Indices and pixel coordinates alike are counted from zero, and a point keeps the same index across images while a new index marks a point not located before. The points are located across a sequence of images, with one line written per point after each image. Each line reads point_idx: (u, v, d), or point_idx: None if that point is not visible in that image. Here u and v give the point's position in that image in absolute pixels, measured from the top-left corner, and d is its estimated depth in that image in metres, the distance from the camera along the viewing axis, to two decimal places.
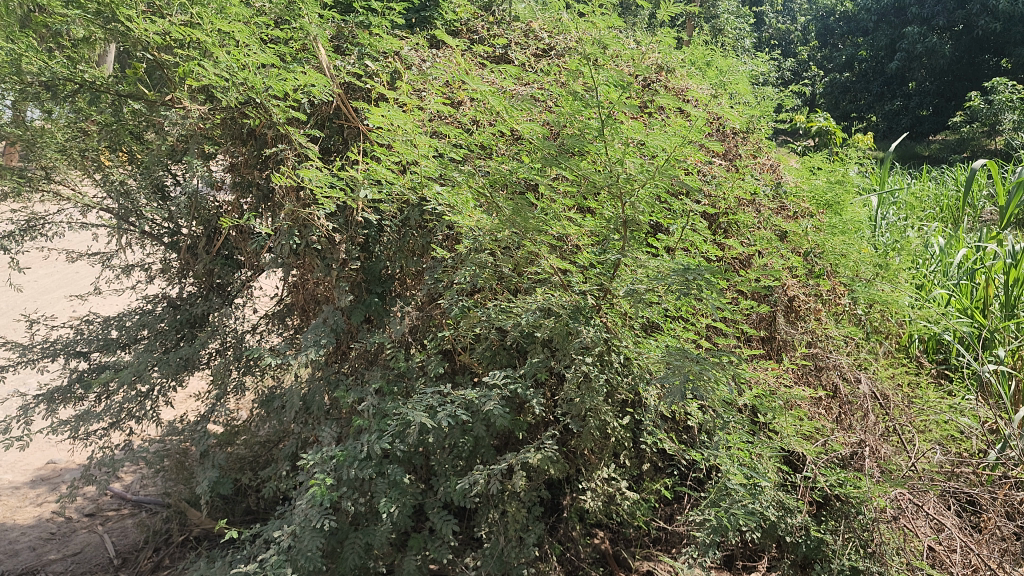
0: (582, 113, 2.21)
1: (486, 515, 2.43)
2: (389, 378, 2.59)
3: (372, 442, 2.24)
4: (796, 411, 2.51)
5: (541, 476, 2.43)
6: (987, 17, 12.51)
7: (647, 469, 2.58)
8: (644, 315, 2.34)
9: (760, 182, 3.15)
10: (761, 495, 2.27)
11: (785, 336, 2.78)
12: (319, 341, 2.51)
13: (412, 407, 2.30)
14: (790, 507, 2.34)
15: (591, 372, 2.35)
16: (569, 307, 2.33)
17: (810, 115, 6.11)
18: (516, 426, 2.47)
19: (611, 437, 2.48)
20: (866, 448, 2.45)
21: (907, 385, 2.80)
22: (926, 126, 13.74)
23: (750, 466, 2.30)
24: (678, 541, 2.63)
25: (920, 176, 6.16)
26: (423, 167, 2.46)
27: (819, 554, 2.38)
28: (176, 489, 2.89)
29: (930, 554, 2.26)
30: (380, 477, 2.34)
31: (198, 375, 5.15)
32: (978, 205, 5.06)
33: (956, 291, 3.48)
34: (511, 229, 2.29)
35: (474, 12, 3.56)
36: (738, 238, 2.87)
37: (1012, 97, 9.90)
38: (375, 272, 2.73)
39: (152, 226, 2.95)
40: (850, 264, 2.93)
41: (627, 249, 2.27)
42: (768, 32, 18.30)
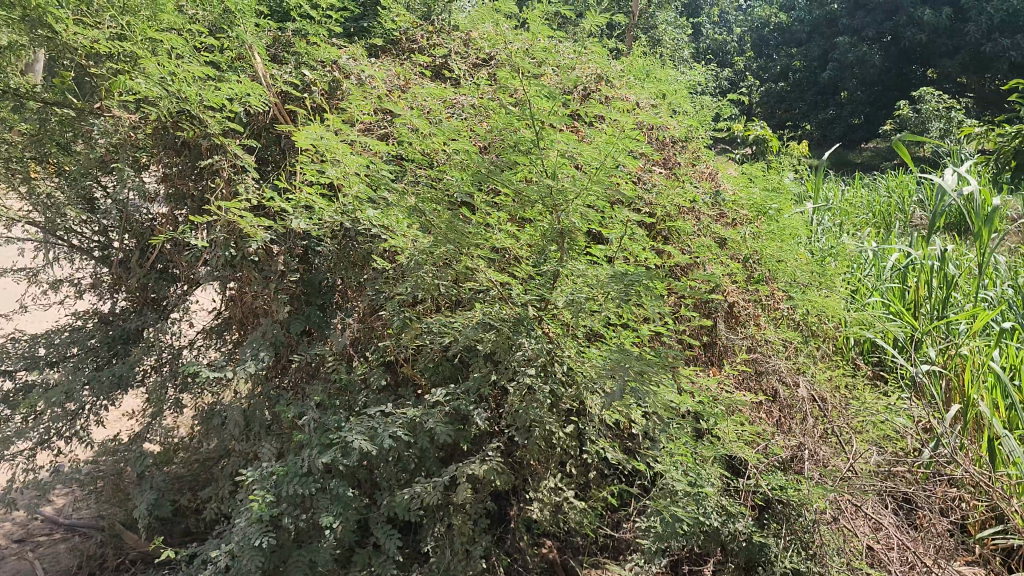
0: (518, 124, 2.17)
1: (431, 529, 2.34)
2: (330, 393, 2.49)
3: (314, 457, 2.15)
4: (738, 416, 2.46)
5: (486, 488, 2.35)
6: (913, 29, 12.90)
7: (593, 478, 2.50)
8: (586, 324, 2.28)
9: (699, 190, 3.15)
10: (705, 500, 2.24)
11: (726, 341, 2.77)
12: (257, 354, 2.40)
13: (352, 422, 2.20)
14: (733, 512, 2.29)
15: (535, 382, 2.28)
16: (510, 317, 2.28)
17: (749, 124, 6.19)
18: (460, 437, 2.38)
19: (556, 447, 2.40)
20: (805, 451, 2.46)
21: (844, 387, 2.83)
22: (859, 135, 14.11)
23: (694, 473, 2.26)
24: (626, 549, 2.55)
25: (854, 182, 6.30)
26: (359, 177, 2.39)
27: (764, 557, 2.32)
28: (110, 513, 2.74)
29: (870, 553, 2.24)
30: (323, 493, 2.24)
31: (131, 394, 4.95)
32: (909, 211, 5.20)
33: (889, 295, 3.58)
34: (449, 241, 2.22)
35: (414, 21, 3.51)
36: (679, 245, 2.86)
37: (939, 106, 10.18)
38: (314, 284, 2.63)
39: (81, 239, 2.78)
40: (787, 270, 2.97)
41: (566, 259, 2.23)
42: (705, 44, 18.63)
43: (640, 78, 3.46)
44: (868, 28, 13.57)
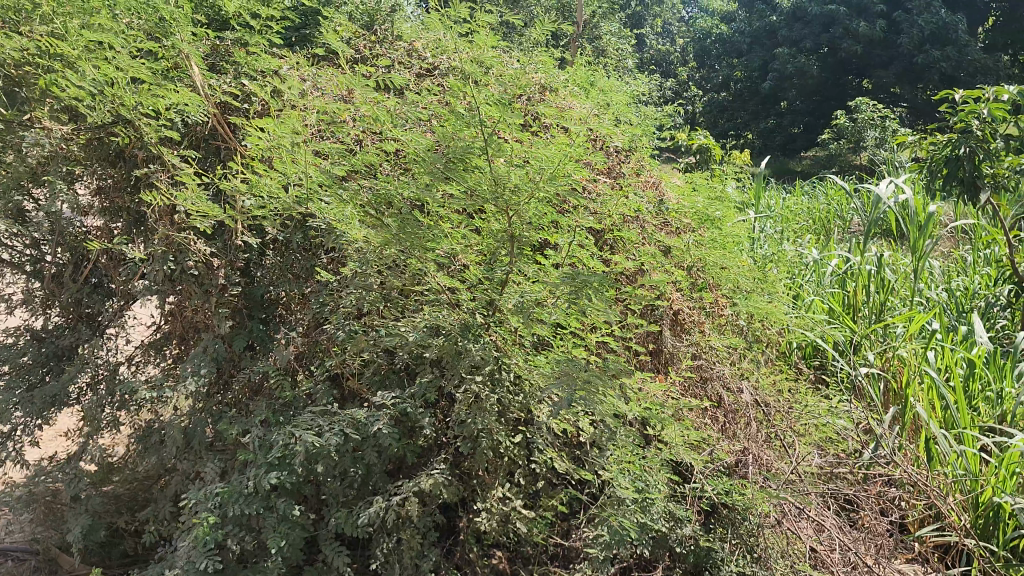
0: (466, 130, 2.15)
1: (380, 544, 2.26)
2: (275, 408, 2.40)
3: (260, 474, 2.08)
4: (684, 421, 2.43)
5: (435, 500, 2.29)
6: (848, 40, 13.25)
7: (543, 487, 2.47)
8: (534, 331, 2.27)
9: (644, 198, 3.17)
10: (651, 506, 2.23)
11: (672, 348, 2.78)
12: (199, 370, 2.30)
13: (297, 434, 2.14)
14: (679, 517, 2.28)
15: (483, 390, 2.26)
16: (457, 324, 2.24)
17: (692, 134, 6.27)
18: (407, 448, 2.32)
19: (505, 456, 2.37)
20: (750, 456, 2.47)
21: (786, 390, 2.84)
22: (798, 144, 14.43)
23: (639, 480, 2.25)
24: (576, 557, 2.44)
25: (795, 191, 6.43)
26: (305, 184, 2.33)
27: (709, 562, 2.29)
28: (45, 536, 2.56)
29: (813, 555, 2.29)
30: (269, 511, 2.17)
31: (66, 415, 4.77)
32: (848, 218, 5.33)
33: (829, 298, 3.66)
34: (397, 246, 2.17)
35: (356, 31, 3.47)
36: (624, 253, 2.86)
37: (874, 115, 10.43)
38: (255, 297, 2.55)
39: (11, 252, 2.60)
40: (730, 276, 3.01)
41: (516, 263, 2.21)
42: (649, 55, 18.88)
43: (584, 87, 3.49)
44: (805, 39, 13.86)
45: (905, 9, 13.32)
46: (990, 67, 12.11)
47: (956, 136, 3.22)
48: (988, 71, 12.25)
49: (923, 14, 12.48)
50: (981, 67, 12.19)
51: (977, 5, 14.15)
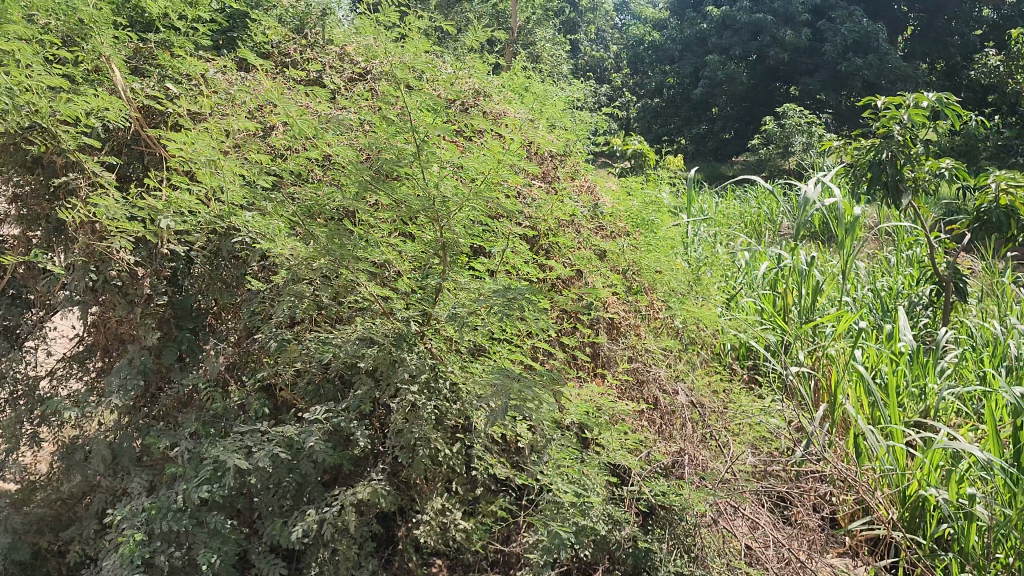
0: (398, 137, 2.03)
1: (315, 556, 2.16)
2: (204, 420, 2.23)
3: (189, 488, 1.96)
4: (621, 426, 2.41)
5: (371, 510, 2.22)
6: (776, 48, 13.53)
7: (482, 493, 2.41)
8: (469, 339, 2.22)
9: (578, 202, 3.15)
10: (591, 509, 2.16)
11: (607, 352, 2.76)
12: (124, 386, 2.10)
13: (227, 448, 2.02)
14: (619, 519, 2.24)
15: (419, 398, 2.18)
16: (391, 332, 2.17)
17: (626, 139, 6.30)
18: (343, 459, 2.23)
19: (443, 464, 2.30)
20: (686, 457, 2.44)
21: (722, 391, 2.86)
22: (730, 148, 14.70)
23: (578, 482, 2.17)
24: (517, 563, 2.36)
25: (726, 195, 6.56)
26: (230, 192, 2.17)
27: (647, 563, 2.25)
28: None
29: (748, 553, 2.29)
30: (200, 525, 2.05)
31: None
32: (779, 221, 5.48)
33: (761, 299, 3.73)
34: (327, 256, 2.09)
35: (285, 33, 3.38)
36: (559, 258, 2.80)
37: (800, 121, 10.66)
38: (187, 307, 2.33)
39: None
40: (664, 280, 3.04)
41: (448, 272, 2.16)
42: (583, 60, 19.06)
43: (518, 93, 3.56)
44: (735, 46, 14.10)
45: (828, 18, 13.67)
46: (908, 75, 12.52)
47: (879, 141, 3.27)
48: (907, 79, 12.66)
49: (846, 23, 12.82)
50: (900, 75, 12.59)
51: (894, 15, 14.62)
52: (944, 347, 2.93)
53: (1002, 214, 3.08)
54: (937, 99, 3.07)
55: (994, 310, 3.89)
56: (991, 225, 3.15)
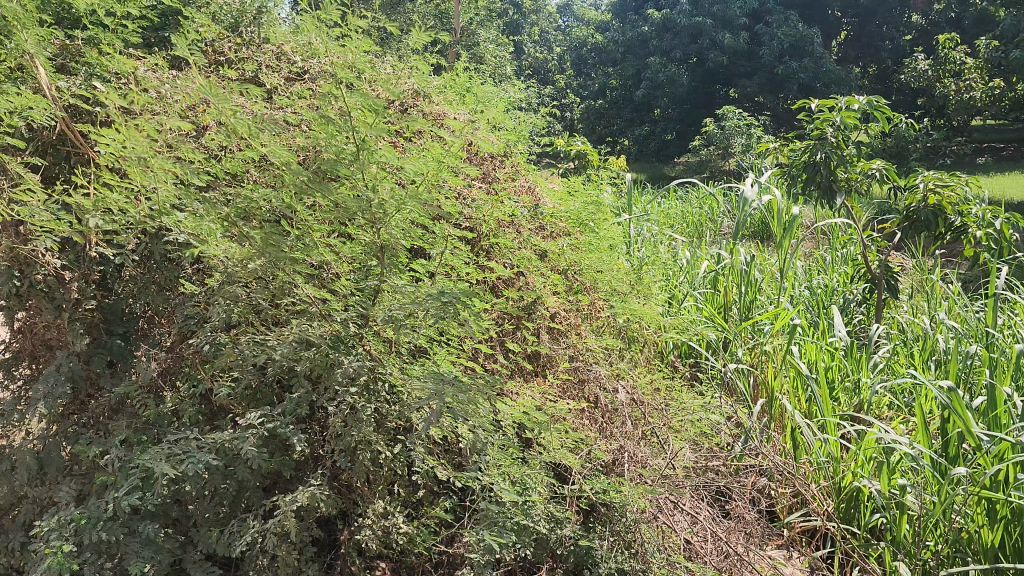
0: (338, 137, 1.95)
1: (254, 564, 2.00)
2: (136, 429, 2.03)
3: (117, 498, 1.73)
4: (560, 424, 2.38)
5: (313, 515, 2.07)
6: (716, 51, 13.70)
7: (425, 494, 2.35)
8: (409, 340, 2.14)
9: (518, 202, 3.15)
10: (532, 509, 2.15)
11: (549, 351, 2.78)
12: (50, 395, 1.92)
13: (158, 452, 1.81)
14: (560, 517, 2.19)
15: (358, 401, 2.09)
16: (327, 335, 2.04)
17: (569, 140, 6.33)
18: (281, 464, 2.08)
19: (385, 466, 2.19)
20: (625, 454, 2.43)
21: (662, 388, 2.88)
22: (672, 149, 14.82)
23: (521, 482, 2.16)
24: (462, 565, 2.34)
25: (669, 195, 6.64)
26: (161, 186, 1.97)
27: (588, 559, 2.20)
28: None
29: (687, 547, 2.28)
30: (132, 535, 1.85)
31: None
32: (719, 220, 5.59)
33: (702, 298, 3.81)
34: (261, 259, 1.96)
35: (220, 32, 3.29)
36: (500, 259, 2.80)
37: (739, 122, 10.84)
38: (117, 310, 2.12)
39: None
40: (606, 278, 3.11)
41: (387, 274, 2.06)
42: (526, 62, 19.09)
43: (457, 95, 3.65)
44: (676, 49, 14.24)
45: (766, 21, 13.93)
46: (841, 79, 12.84)
47: (813, 144, 3.38)
48: (841, 82, 12.97)
49: (782, 27, 13.09)
50: (835, 78, 12.90)
51: (828, 20, 14.94)
52: (875, 343, 3.01)
53: (928, 212, 3.25)
54: (868, 102, 3.15)
55: (923, 307, 3.99)
56: (919, 224, 3.33)
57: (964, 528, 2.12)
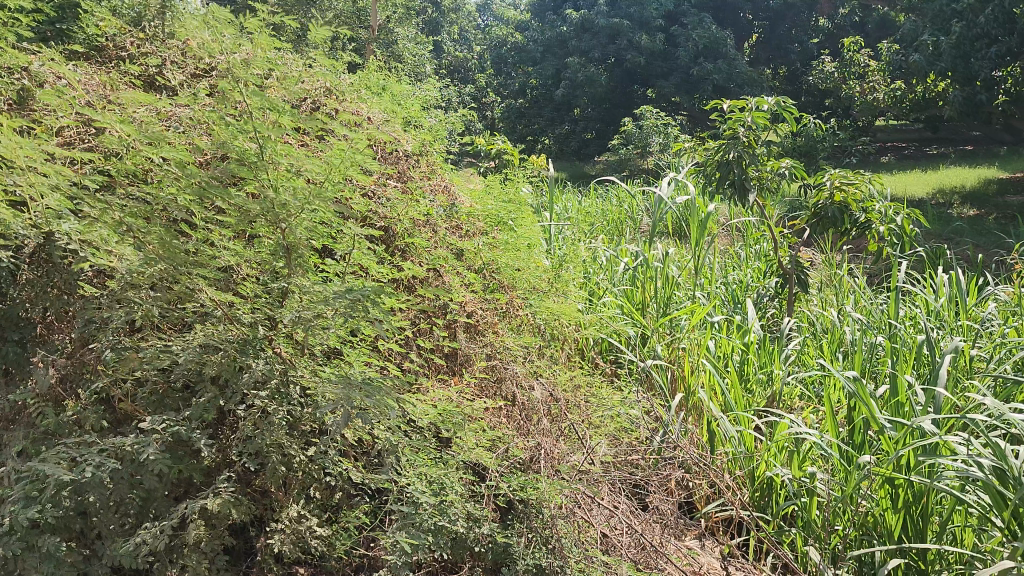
0: (237, 138, 1.75)
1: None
2: (35, 440, 1.74)
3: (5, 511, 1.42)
4: (475, 424, 2.18)
5: (223, 522, 1.72)
6: (633, 52, 13.79)
7: (343, 499, 2.03)
8: (321, 341, 1.93)
9: (433, 201, 3.05)
10: (449, 508, 1.88)
11: (466, 349, 2.67)
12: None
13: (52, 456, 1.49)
14: (478, 515, 1.93)
15: (269, 405, 1.82)
16: (234, 338, 1.81)
17: (490, 141, 6.28)
18: (189, 469, 1.73)
19: (299, 471, 1.89)
20: (543, 450, 2.21)
21: (582, 385, 2.71)
22: (593, 148, 14.73)
23: (437, 480, 1.90)
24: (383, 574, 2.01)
25: (589, 196, 6.64)
26: (51, 181, 1.70)
27: (507, 559, 1.92)
28: None
29: (605, 540, 2.02)
30: (27, 553, 1.52)
31: None
32: (638, 219, 5.60)
33: (623, 295, 3.79)
34: (162, 264, 1.70)
35: (122, 26, 3.11)
36: (416, 259, 2.72)
37: (657, 122, 10.99)
38: (11, 316, 1.84)
39: None
40: (523, 278, 3.08)
41: (294, 275, 1.85)
42: (448, 63, 18.99)
43: (371, 94, 3.56)
44: (594, 49, 14.16)
45: (681, 23, 14.11)
46: (754, 79, 13.12)
47: (725, 143, 3.29)
48: (754, 83, 13.28)
49: (696, 29, 13.28)
50: (747, 79, 13.17)
51: (742, 24, 15.21)
52: (786, 334, 3.06)
53: (835, 210, 3.30)
54: (779, 101, 3.11)
55: (832, 300, 4.04)
56: (827, 221, 3.34)
57: (871, 511, 2.07)
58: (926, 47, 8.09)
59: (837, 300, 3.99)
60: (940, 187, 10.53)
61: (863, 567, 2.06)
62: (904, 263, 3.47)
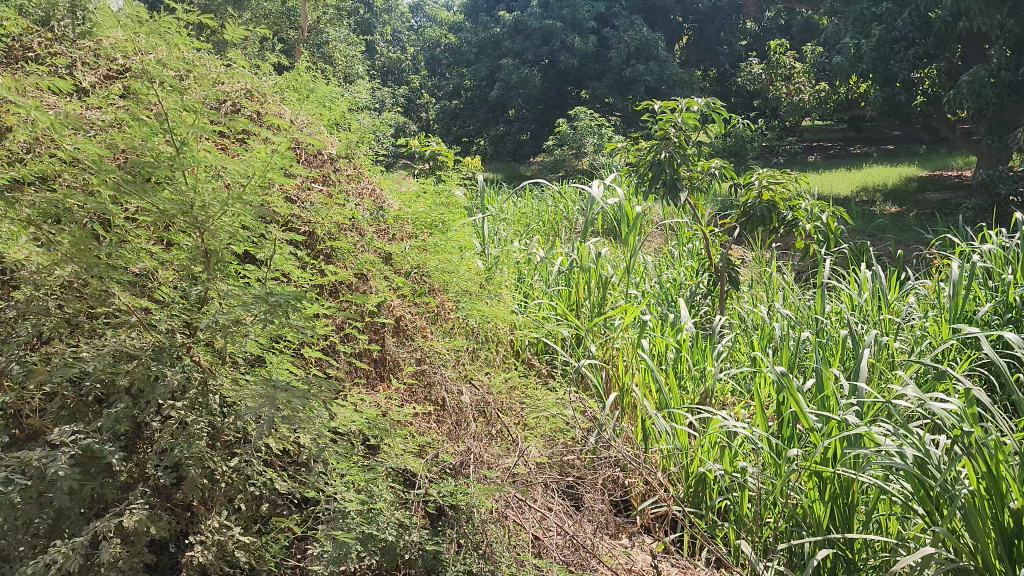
0: (151, 133, 1.54)
1: None
2: None
3: None
4: (404, 429, 2.01)
5: (142, 538, 1.54)
6: (567, 53, 13.72)
7: (269, 510, 1.84)
8: (245, 350, 1.73)
9: (359, 205, 2.84)
10: (378, 516, 1.73)
11: (392, 354, 2.41)
12: None
13: None
14: (407, 522, 1.77)
15: (187, 416, 1.64)
16: (149, 345, 1.60)
17: (422, 140, 6.09)
18: (103, 485, 1.55)
19: (223, 482, 1.70)
20: (472, 456, 2.05)
21: (518, 387, 2.50)
22: (527, 148, 14.54)
23: (364, 488, 1.76)
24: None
25: (524, 196, 6.49)
26: None
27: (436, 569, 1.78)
28: None
29: (537, 543, 1.88)
30: None
31: None
32: (573, 220, 5.47)
33: (556, 296, 3.59)
34: (71, 266, 1.48)
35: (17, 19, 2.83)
36: (343, 263, 2.48)
37: (589, 123, 10.93)
38: None
39: None
40: (454, 282, 2.82)
41: (216, 281, 1.64)
42: (381, 62, 18.65)
43: (294, 93, 3.35)
44: (527, 51, 14.06)
45: (613, 25, 14.14)
46: (685, 81, 13.20)
47: (656, 143, 3.19)
48: (685, 85, 13.37)
49: (628, 30, 13.31)
50: (678, 81, 13.27)
51: (673, 26, 15.24)
52: (721, 332, 2.85)
53: (764, 209, 3.24)
54: (708, 102, 3.02)
55: (762, 298, 4.00)
56: (755, 220, 3.31)
57: (799, 503, 2.01)
58: (847, 49, 8.22)
59: (766, 296, 3.95)
60: (863, 185, 10.73)
61: (794, 559, 1.98)
62: (828, 262, 3.45)
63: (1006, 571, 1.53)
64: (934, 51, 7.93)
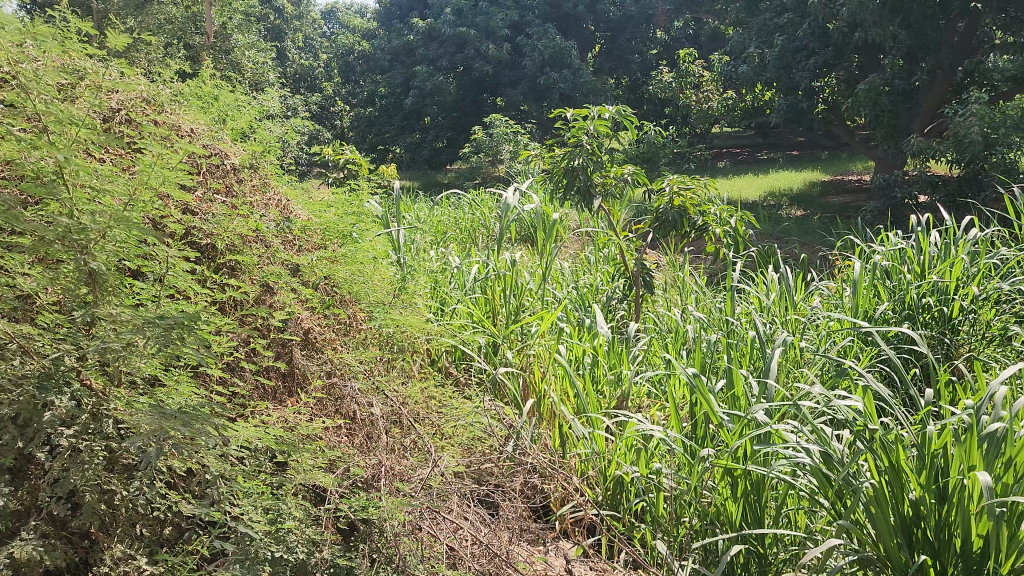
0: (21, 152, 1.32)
1: None
2: None
3: None
4: (315, 444, 1.73)
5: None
6: (483, 60, 13.59)
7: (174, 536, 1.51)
8: (140, 375, 1.46)
9: (262, 214, 2.57)
10: (286, 535, 1.47)
11: (298, 367, 2.15)
12: None
13: None
14: (321, 538, 1.51)
15: (82, 443, 1.33)
16: (35, 372, 1.31)
17: (332, 150, 5.82)
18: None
19: (125, 509, 1.38)
20: (385, 468, 1.79)
21: (433, 398, 2.30)
22: (446, 155, 14.24)
23: (271, 506, 1.49)
24: None
25: (440, 206, 6.26)
26: None
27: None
28: None
29: (451, 555, 1.68)
30: None
31: None
32: (490, 228, 5.30)
33: (472, 302, 3.38)
34: None
35: None
36: (246, 274, 2.21)
37: (505, 131, 10.79)
38: None
39: None
40: (364, 290, 2.56)
41: (103, 303, 1.38)
42: (292, 69, 18.12)
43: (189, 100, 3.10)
44: (442, 58, 13.92)
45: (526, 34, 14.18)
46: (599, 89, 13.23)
47: (570, 150, 3.12)
48: (600, 92, 13.41)
49: (541, 38, 13.35)
50: (592, 89, 13.32)
51: (586, 36, 15.30)
52: (635, 335, 2.77)
53: (676, 213, 3.21)
54: (619, 108, 3.00)
55: (677, 301, 3.93)
56: (669, 225, 3.27)
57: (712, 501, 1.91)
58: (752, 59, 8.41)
59: (680, 299, 3.89)
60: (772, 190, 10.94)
61: (709, 556, 1.86)
62: (739, 263, 3.41)
63: (904, 560, 1.42)
64: (833, 60, 8.19)
